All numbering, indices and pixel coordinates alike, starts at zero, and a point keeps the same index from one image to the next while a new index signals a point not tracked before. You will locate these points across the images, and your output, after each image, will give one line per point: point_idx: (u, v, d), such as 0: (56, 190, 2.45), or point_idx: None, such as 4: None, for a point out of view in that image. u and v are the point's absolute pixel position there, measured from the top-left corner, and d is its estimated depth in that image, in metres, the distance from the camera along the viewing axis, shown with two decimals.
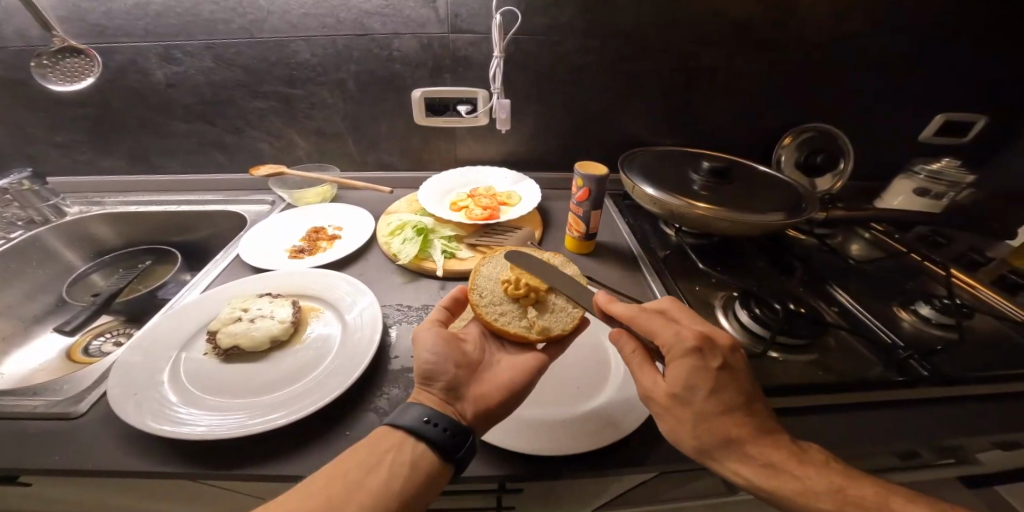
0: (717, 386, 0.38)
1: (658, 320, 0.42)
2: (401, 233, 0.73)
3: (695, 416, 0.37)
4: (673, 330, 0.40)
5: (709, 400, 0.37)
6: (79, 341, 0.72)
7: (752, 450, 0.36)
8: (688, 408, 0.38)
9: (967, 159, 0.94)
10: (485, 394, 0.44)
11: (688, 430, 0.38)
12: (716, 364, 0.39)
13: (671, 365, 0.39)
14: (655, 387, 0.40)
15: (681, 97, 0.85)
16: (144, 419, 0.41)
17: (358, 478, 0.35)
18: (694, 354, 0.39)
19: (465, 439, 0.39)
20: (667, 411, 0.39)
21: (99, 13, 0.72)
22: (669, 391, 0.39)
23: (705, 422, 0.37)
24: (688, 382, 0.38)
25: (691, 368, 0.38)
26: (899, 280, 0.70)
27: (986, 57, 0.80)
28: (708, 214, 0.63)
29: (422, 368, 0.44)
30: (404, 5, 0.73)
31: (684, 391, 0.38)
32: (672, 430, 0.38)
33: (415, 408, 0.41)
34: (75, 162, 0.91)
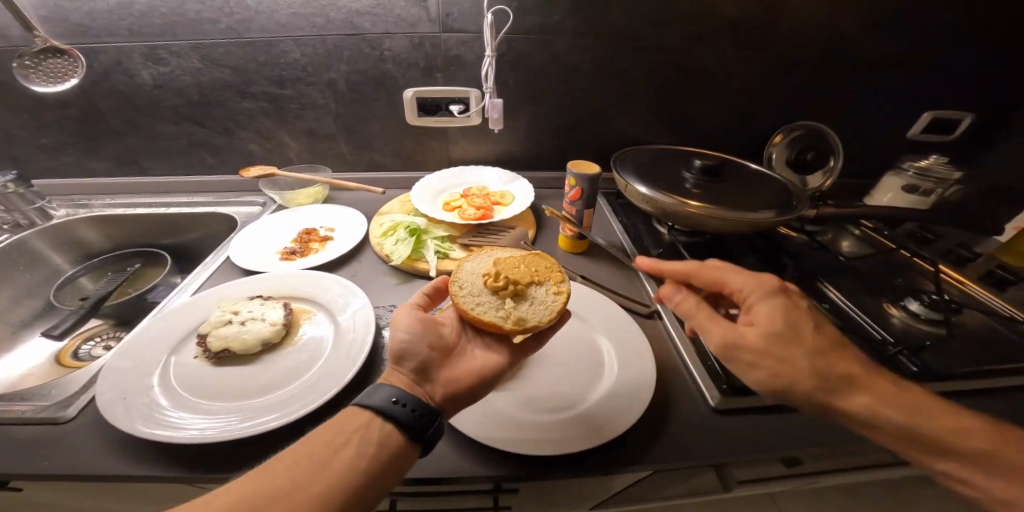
0: (809, 321, 0.42)
1: (726, 270, 0.46)
2: (394, 234, 0.73)
3: (808, 349, 0.40)
4: (750, 277, 0.45)
5: (809, 334, 0.41)
6: (69, 345, 0.71)
7: (863, 385, 0.39)
8: (795, 344, 0.40)
9: (954, 156, 0.96)
10: (456, 379, 0.46)
11: (801, 368, 0.39)
12: (800, 304, 0.44)
13: (758, 306, 0.43)
14: (750, 331, 0.42)
15: (672, 96, 0.86)
16: (133, 424, 0.41)
17: (323, 458, 0.34)
18: (778, 296, 0.44)
19: (433, 420, 0.39)
20: (773, 351, 0.40)
21: (81, 13, 0.71)
22: (768, 330, 0.41)
23: (817, 356, 0.40)
24: (785, 317, 0.42)
25: (783, 303, 0.43)
26: (889, 276, 0.71)
27: (971, 57, 0.81)
28: (700, 212, 0.64)
29: (396, 346, 0.45)
30: (394, 5, 0.72)
31: (785, 326, 0.41)
32: (783, 372, 0.39)
33: (385, 388, 0.40)
34: (61, 165, 0.89)
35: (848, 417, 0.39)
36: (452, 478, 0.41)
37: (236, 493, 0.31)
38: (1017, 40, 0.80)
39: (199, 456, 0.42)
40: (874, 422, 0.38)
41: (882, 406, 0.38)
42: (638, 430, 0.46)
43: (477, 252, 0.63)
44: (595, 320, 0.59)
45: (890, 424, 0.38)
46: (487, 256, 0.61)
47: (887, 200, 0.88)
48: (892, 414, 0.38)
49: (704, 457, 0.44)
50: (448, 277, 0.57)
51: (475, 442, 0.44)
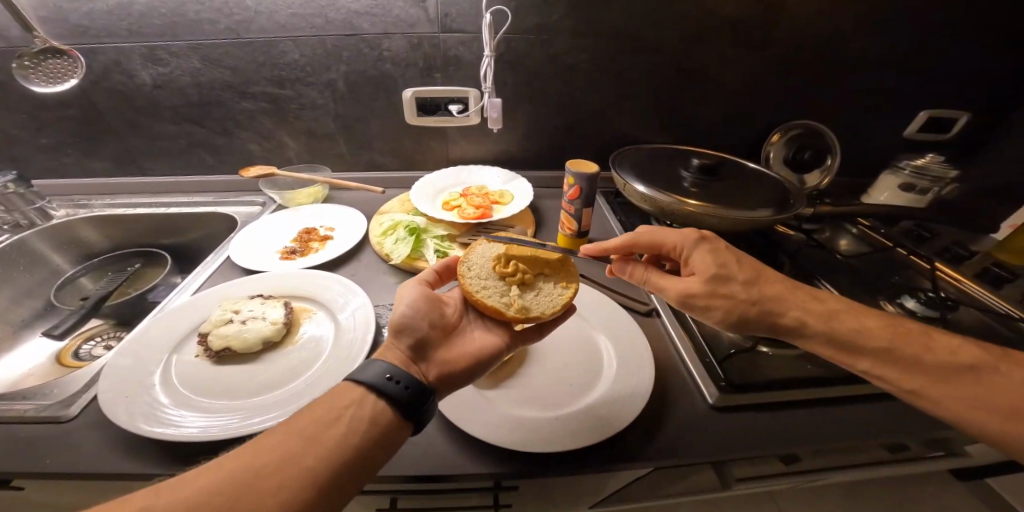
0: (735, 258, 0.47)
1: (657, 231, 0.50)
2: (394, 233, 0.73)
3: (743, 286, 0.45)
4: (676, 232, 0.50)
5: (739, 270, 0.46)
6: (70, 345, 0.71)
7: (792, 300, 0.46)
8: (732, 282, 0.45)
9: (950, 155, 0.96)
10: (452, 359, 0.46)
11: (742, 299, 0.45)
12: (721, 246, 0.49)
13: (694, 256, 0.48)
14: (693, 280, 0.46)
15: (670, 95, 0.86)
16: (135, 422, 0.41)
17: (316, 431, 0.34)
18: (702, 242, 0.49)
19: (427, 399, 0.38)
20: (717, 292, 0.45)
21: (80, 14, 0.71)
22: (708, 276, 0.45)
23: (751, 287, 0.45)
24: (717, 261, 0.46)
25: (710, 251, 0.47)
26: (885, 274, 0.71)
27: (967, 56, 0.82)
28: (698, 211, 0.64)
29: (398, 320, 0.46)
30: (393, 5, 0.72)
31: (719, 269, 0.46)
32: (731, 306, 0.44)
33: (378, 365, 0.40)
34: (61, 165, 0.90)
35: (787, 330, 0.45)
36: (452, 476, 0.42)
37: (228, 466, 0.31)
38: (1012, 39, 0.80)
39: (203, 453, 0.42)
40: (804, 332, 0.44)
41: (808, 315, 0.45)
42: (637, 427, 0.46)
43: (490, 236, 0.63)
44: (593, 318, 0.59)
45: (815, 331, 0.44)
46: (500, 240, 0.62)
47: (884, 198, 0.88)
48: (816, 321, 0.44)
49: (702, 454, 0.44)
50: (458, 257, 0.58)
51: (475, 440, 0.45)
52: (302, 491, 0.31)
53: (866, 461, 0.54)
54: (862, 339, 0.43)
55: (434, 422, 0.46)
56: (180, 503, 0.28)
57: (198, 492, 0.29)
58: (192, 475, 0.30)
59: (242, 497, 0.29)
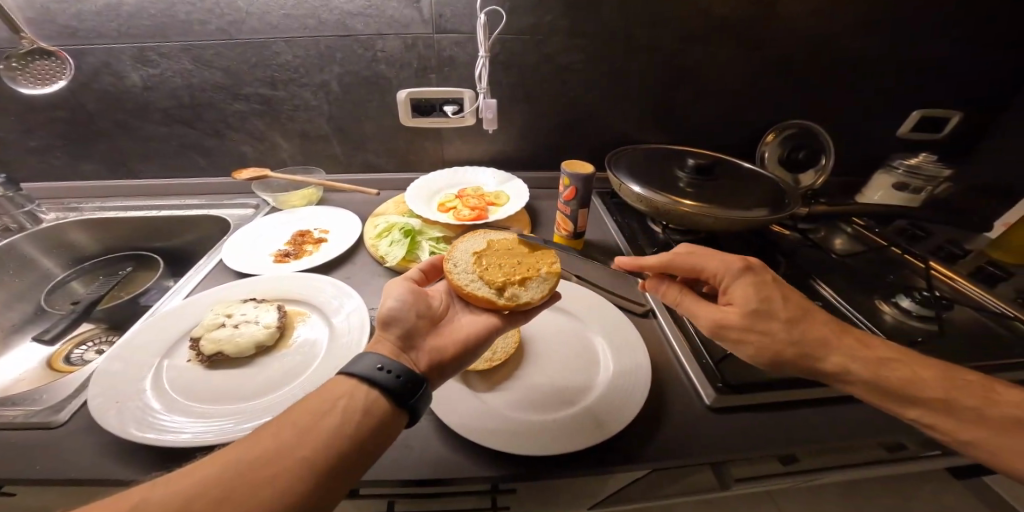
0: (780, 294, 0.43)
1: (699, 255, 0.45)
2: (389, 235, 0.73)
3: (784, 328, 0.41)
4: (718, 259, 0.44)
5: (783, 307, 0.42)
6: (61, 350, 0.69)
7: (838, 346, 0.41)
8: (772, 320, 0.41)
9: (943, 154, 0.97)
10: (443, 346, 0.46)
11: (780, 339, 0.41)
12: (768, 277, 0.44)
13: (733, 287, 0.43)
14: (728, 312, 0.42)
15: (665, 95, 0.86)
16: (126, 429, 0.40)
17: (310, 422, 0.33)
18: (746, 272, 0.43)
19: (419, 386, 0.38)
20: (753, 327, 0.41)
21: (69, 14, 0.70)
22: (745, 310, 0.41)
23: (794, 328, 0.41)
24: (760, 297, 0.42)
25: (753, 284, 0.42)
26: (880, 273, 0.71)
27: (959, 56, 0.82)
28: (693, 211, 0.64)
29: (386, 312, 0.45)
30: (387, 6, 0.72)
31: (761, 306, 0.41)
32: (766, 344, 0.41)
33: (369, 357, 0.39)
34: (51, 167, 0.88)
35: (827, 375, 0.41)
36: (450, 479, 0.41)
37: (220, 459, 0.30)
38: (1003, 39, 0.81)
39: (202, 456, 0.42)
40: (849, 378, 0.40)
41: (854, 361, 0.40)
42: (636, 428, 0.46)
43: (472, 235, 0.63)
44: (588, 319, 0.59)
45: (860, 379, 0.40)
46: (481, 237, 0.62)
47: (878, 197, 0.88)
48: (862, 369, 0.40)
49: (700, 455, 0.44)
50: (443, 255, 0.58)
51: (473, 442, 0.44)
52: (298, 482, 0.30)
53: (864, 460, 0.54)
54: (911, 387, 0.39)
55: (431, 426, 0.46)
56: (173, 497, 0.28)
57: (192, 486, 0.28)
58: (182, 471, 0.29)
59: (236, 490, 0.28)
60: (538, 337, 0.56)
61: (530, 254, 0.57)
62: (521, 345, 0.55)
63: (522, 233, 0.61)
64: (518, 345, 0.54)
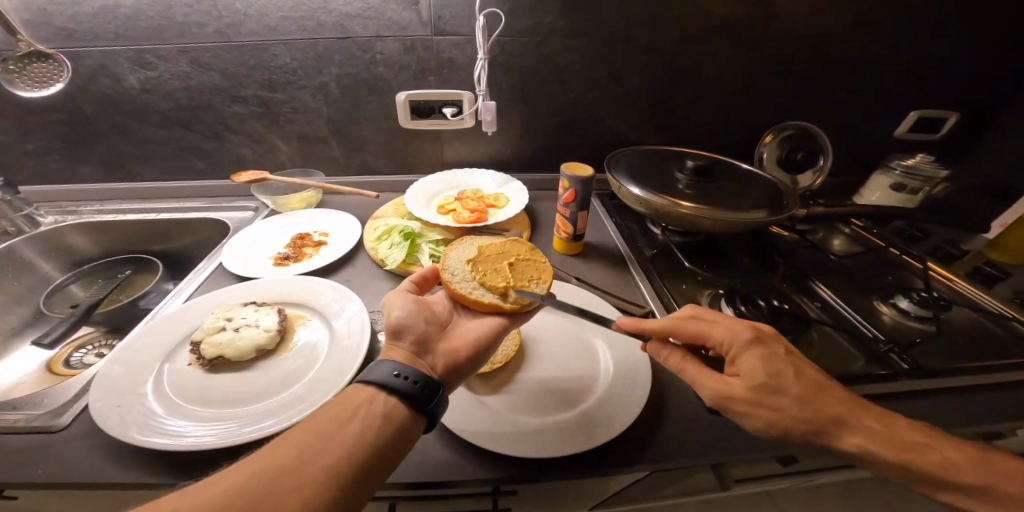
0: (792, 367, 0.39)
1: (704, 324, 0.43)
2: (388, 238, 0.73)
3: (793, 401, 0.37)
4: (726, 327, 0.42)
5: (795, 381, 0.38)
6: (61, 354, 0.70)
7: (855, 423, 0.37)
8: (781, 395, 0.38)
9: (940, 154, 0.97)
10: (455, 349, 0.46)
11: (791, 417, 0.37)
12: (780, 350, 0.41)
13: (741, 357, 0.40)
14: (733, 383, 0.39)
15: (664, 97, 0.86)
16: (128, 432, 0.40)
17: (332, 430, 0.35)
18: (755, 343, 0.41)
19: (435, 391, 0.40)
20: (762, 401, 0.37)
21: (65, 17, 0.70)
22: (752, 383, 0.38)
23: (806, 405, 0.37)
24: (768, 371, 0.39)
25: (761, 356, 0.40)
26: (878, 274, 0.72)
27: (957, 56, 0.83)
28: (692, 214, 0.64)
29: (393, 323, 0.46)
30: (385, 8, 0.72)
31: (769, 379, 0.38)
32: (774, 420, 0.37)
33: (386, 364, 0.41)
34: (49, 170, 0.88)
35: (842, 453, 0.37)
36: (452, 481, 0.42)
37: (249, 467, 0.31)
38: (1000, 40, 0.81)
39: (205, 459, 0.42)
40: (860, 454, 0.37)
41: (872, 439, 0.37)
42: (637, 430, 0.46)
43: (458, 243, 0.62)
44: (587, 321, 0.59)
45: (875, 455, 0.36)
46: (470, 245, 0.62)
47: (876, 198, 0.89)
48: (880, 448, 0.36)
49: (699, 456, 0.44)
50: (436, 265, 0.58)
51: (473, 445, 0.44)
52: (325, 489, 0.31)
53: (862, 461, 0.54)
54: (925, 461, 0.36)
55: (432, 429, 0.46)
56: (204, 505, 0.29)
57: (223, 494, 0.29)
58: (212, 480, 0.31)
59: (266, 497, 0.30)
60: (540, 340, 0.56)
61: (518, 259, 0.58)
62: (522, 348, 0.55)
63: (504, 239, 0.61)
64: (518, 347, 0.55)
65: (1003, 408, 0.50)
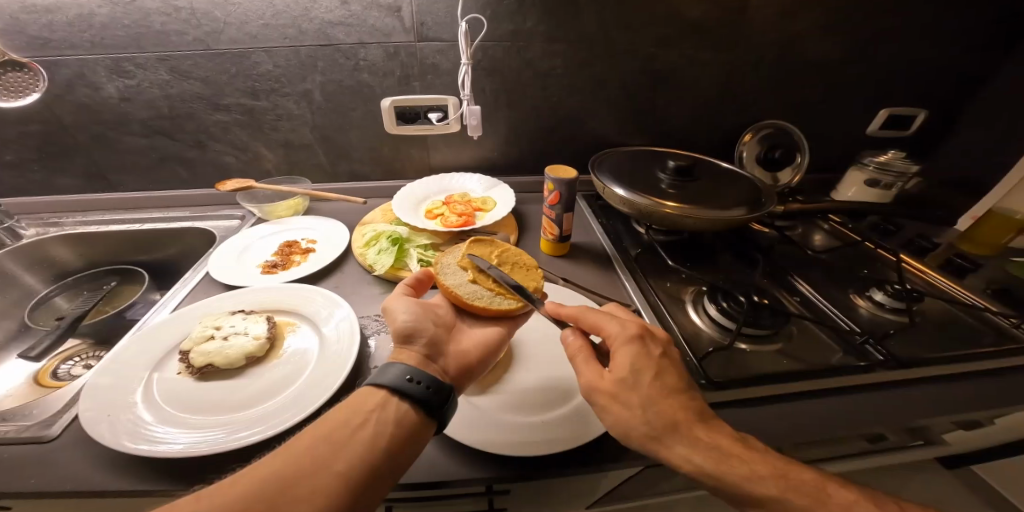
0: (658, 370, 0.41)
1: (603, 315, 0.46)
2: (377, 244, 0.73)
3: (642, 400, 0.39)
4: (618, 321, 0.45)
5: (654, 383, 0.40)
6: (47, 366, 0.68)
7: (687, 432, 0.37)
8: (635, 393, 0.39)
9: (912, 150, 1.01)
10: (465, 352, 0.49)
11: (635, 415, 0.39)
12: (657, 353, 0.42)
13: (618, 354, 0.42)
14: (603, 375, 0.41)
15: (645, 99, 0.87)
16: (118, 440, 0.41)
17: (341, 437, 0.36)
18: (636, 341, 0.43)
19: (448, 395, 0.41)
20: (617, 396, 0.40)
21: (40, 25, 0.69)
22: (616, 375, 0.40)
23: (653, 406, 0.39)
24: (633, 367, 0.41)
25: (633, 353, 0.41)
26: (854, 268, 0.74)
27: (923, 55, 0.86)
28: (674, 213, 0.65)
29: (402, 327, 0.48)
30: (368, 15, 0.72)
31: (630, 375, 0.40)
32: (622, 418, 0.39)
33: (397, 368, 0.42)
34: (29, 182, 0.87)
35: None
36: (441, 482, 0.42)
37: (260, 470, 0.33)
38: (965, 39, 0.84)
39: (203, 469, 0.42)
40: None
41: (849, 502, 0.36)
42: None
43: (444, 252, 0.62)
44: None
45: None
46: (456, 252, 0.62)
47: (852, 194, 0.91)
48: (706, 462, 0.36)
49: None
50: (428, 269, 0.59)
51: (468, 448, 0.45)
52: (334, 496, 0.33)
53: (851, 450, 0.57)
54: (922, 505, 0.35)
55: None
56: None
57: (236, 502, 0.30)
58: (222, 485, 0.32)
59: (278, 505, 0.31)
60: (528, 342, 0.57)
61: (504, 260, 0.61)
62: (512, 350, 0.55)
63: (466, 242, 0.62)
64: (509, 350, 0.55)
65: (973, 395, 0.52)
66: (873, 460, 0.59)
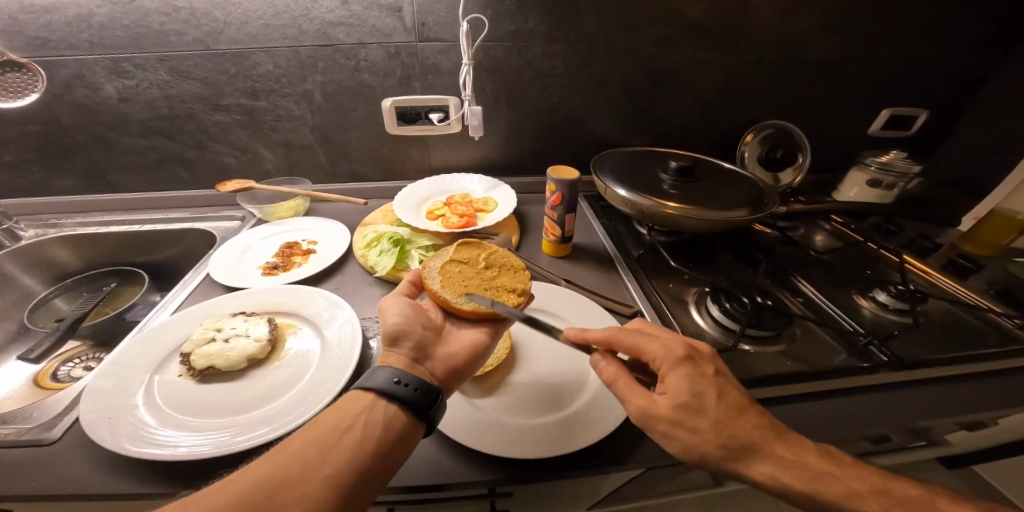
0: (718, 391, 0.38)
1: (643, 336, 0.43)
2: (378, 245, 0.73)
3: (713, 424, 0.37)
4: (660, 341, 0.42)
5: (718, 404, 0.38)
6: (47, 368, 0.68)
7: (764, 449, 0.36)
8: (703, 417, 0.37)
9: (914, 150, 1.01)
10: (453, 354, 0.49)
11: (708, 439, 0.37)
12: (710, 371, 0.40)
13: (668, 377, 0.40)
14: (658, 401, 0.39)
15: (646, 99, 0.87)
16: (119, 443, 0.40)
17: (331, 440, 0.36)
18: (687, 362, 0.40)
19: (436, 398, 0.41)
20: (681, 423, 0.37)
21: (38, 25, 0.68)
22: (675, 402, 0.38)
23: (723, 428, 0.37)
24: (694, 390, 0.38)
25: (688, 375, 0.39)
26: (856, 268, 0.74)
27: (924, 55, 0.86)
28: (676, 213, 0.65)
29: (390, 329, 0.48)
30: (369, 15, 0.72)
31: (692, 400, 0.38)
32: (690, 443, 0.37)
33: (385, 370, 0.42)
34: (28, 183, 0.87)
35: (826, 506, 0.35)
36: (444, 485, 0.42)
37: (250, 475, 0.32)
38: (966, 39, 0.84)
39: (203, 474, 0.42)
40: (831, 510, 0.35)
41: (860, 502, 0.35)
42: (629, 428, 0.47)
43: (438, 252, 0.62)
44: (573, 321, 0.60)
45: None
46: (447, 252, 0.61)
47: (853, 194, 0.91)
48: (790, 478, 0.35)
49: None
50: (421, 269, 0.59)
51: (471, 451, 0.45)
52: (323, 500, 0.32)
53: (855, 451, 0.56)
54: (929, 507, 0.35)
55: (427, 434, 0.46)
56: None
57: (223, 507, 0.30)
58: (210, 490, 0.31)
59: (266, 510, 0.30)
60: (530, 343, 0.57)
61: (496, 261, 0.60)
62: (513, 352, 0.55)
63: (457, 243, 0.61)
64: (510, 351, 0.55)
65: (977, 396, 0.52)
66: (876, 462, 0.59)
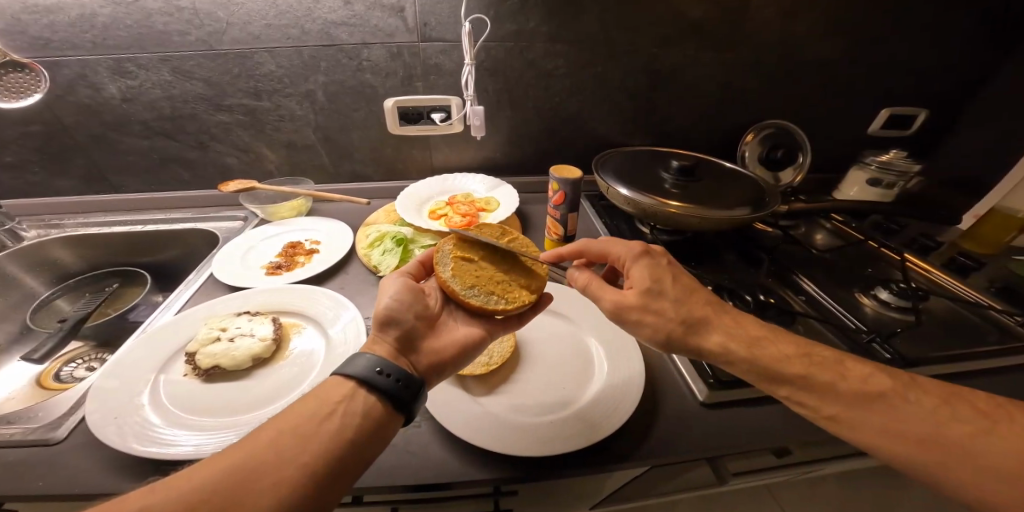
0: (673, 275, 0.46)
1: (608, 242, 0.51)
2: (381, 244, 0.73)
3: (673, 303, 0.44)
4: (623, 244, 0.50)
5: (674, 285, 0.45)
6: (49, 369, 0.68)
7: (719, 323, 0.44)
8: (662, 298, 0.45)
9: (914, 149, 1.01)
10: (438, 348, 0.48)
11: (670, 317, 0.44)
12: (664, 262, 0.48)
13: (633, 270, 0.47)
14: (626, 292, 0.46)
15: (648, 98, 0.87)
16: (125, 442, 0.41)
17: (309, 429, 0.35)
18: (643, 255, 0.48)
19: (417, 390, 0.41)
20: (648, 306, 0.44)
21: (41, 26, 0.68)
22: (640, 289, 0.45)
23: (683, 304, 0.44)
24: (652, 276, 0.46)
25: (648, 265, 0.47)
26: (856, 267, 0.74)
27: (924, 54, 0.86)
28: (679, 212, 0.65)
29: (382, 312, 0.48)
30: (371, 15, 0.72)
31: (653, 284, 0.45)
32: (656, 324, 0.44)
33: (366, 359, 0.42)
34: (29, 184, 0.87)
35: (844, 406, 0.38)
36: (450, 484, 0.42)
37: (223, 462, 0.32)
38: (967, 38, 0.84)
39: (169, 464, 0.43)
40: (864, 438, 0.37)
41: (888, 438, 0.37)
42: (633, 426, 0.47)
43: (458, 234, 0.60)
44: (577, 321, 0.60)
45: None
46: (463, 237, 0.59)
47: (853, 193, 0.92)
48: (738, 344, 0.42)
49: (694, 450, 0.46)
50: (430, 253, 0.59)
51: (476, 450, 0.45)
52: (297, 488, 0.32)
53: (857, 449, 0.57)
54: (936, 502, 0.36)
55: (432, 434, 0.46)
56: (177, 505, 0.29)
57: (195, 494, 0.30)
58: (181, 476, 0.31)
59: (238, 500, 0.30)
60: (534, 342, 0.57)
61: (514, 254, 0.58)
62: (516, 350, 0.56)
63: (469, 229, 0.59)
64: (514, 349, 0.55)
65: None
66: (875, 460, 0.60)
